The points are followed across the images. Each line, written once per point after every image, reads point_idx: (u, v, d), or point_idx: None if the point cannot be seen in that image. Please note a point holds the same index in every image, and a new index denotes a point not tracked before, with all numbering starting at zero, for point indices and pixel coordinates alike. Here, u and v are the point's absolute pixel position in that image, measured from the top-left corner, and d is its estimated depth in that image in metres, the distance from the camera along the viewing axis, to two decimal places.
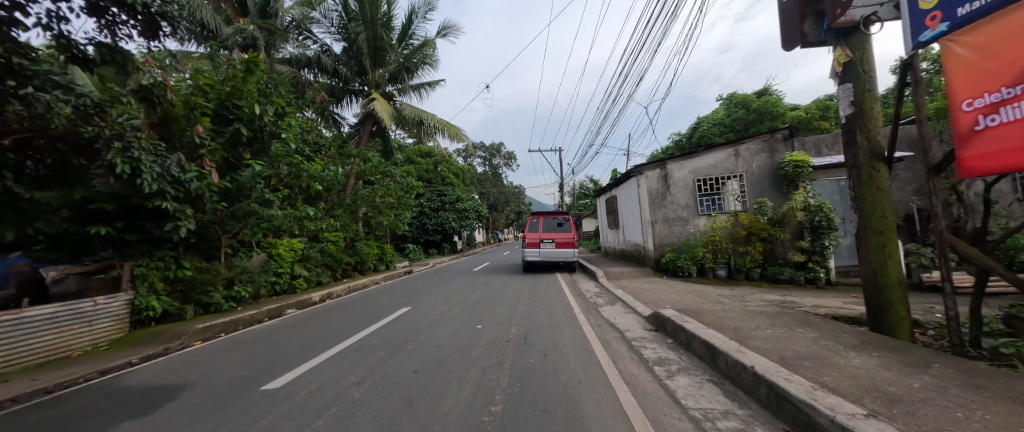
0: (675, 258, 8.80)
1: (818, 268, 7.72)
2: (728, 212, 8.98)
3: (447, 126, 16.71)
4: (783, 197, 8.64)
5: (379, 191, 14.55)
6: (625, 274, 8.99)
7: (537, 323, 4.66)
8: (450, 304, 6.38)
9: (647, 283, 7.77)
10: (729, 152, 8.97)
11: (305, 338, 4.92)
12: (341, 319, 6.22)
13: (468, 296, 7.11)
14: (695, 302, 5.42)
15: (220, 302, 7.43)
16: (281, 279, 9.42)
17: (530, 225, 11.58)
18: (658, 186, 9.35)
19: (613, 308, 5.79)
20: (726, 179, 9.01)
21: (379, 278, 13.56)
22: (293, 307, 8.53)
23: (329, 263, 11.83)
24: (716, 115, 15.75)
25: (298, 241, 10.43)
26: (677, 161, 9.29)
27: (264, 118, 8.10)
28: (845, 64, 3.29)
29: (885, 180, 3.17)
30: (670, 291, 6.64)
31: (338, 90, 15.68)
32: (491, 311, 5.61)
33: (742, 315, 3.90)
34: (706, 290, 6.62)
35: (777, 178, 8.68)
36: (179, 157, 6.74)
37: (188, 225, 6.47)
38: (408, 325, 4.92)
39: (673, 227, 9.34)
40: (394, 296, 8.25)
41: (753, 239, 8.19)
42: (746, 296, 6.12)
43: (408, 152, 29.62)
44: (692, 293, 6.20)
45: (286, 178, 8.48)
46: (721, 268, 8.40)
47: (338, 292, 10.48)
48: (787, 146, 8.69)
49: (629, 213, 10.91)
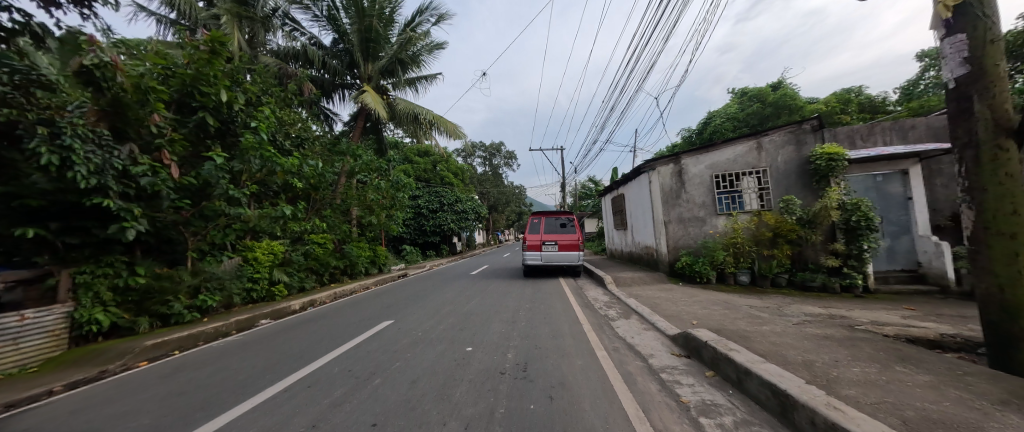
0: (692, 263, 7.93)
1: (855, 273, 6.92)
2: (749, 211, 8.12)
3: (444, 121, 15.84)
4: (812, 194, 7.77)
5: (370, 191, 13.66)
6: (637, 280, 8.09)
7: (540, 346, 3.79)
8: (440, 317, 5.53)
9: (662, 291, 6.91)
10: (751, 145, 8.10)
11: (260, 362, 4.08)
12: (312, 334, 5.39)
13: (460, 307, 6.25)
14: (727, 318, 4.54)
15: (182, 313, 6.58)
16: (257, 286, 8.56)
17: (531, 226, 10.74)
18: (672, 183, 8.49)
19: (628, 323, 4.92)
20: (747, 175, 8.14)
21: (369, 283, 12.67)
22: (268, 317, 7.69)
23: (315, 267, 10.95)
24: (728, 109, 14.85)
25: (279, 244, 9.57)
26: (693, 155, 8.40)
27: (233, 106, 7.28)
28: (956, 7, 2.46)
29: (1018, 163, 2.31)
30: (692, 302, 5.76)
31: (326, 83, 14.90)
32: (486, 327, 4.74)
33: (802, 340, 3.03)
34: (733, 300, 5.74)
35: (806, 173, 7.80)
36: (131, 148, 5.90)
37: (137, 226, 5.59)
38: (384, 347, 4.07)
39: (689, 227, 8.43)
40: (382, 305, 7.41)
41: (779, 241, 7.39)
42: (781, 308, 5.25)
43: (405, 152, 28.77)
44: (718, 305, 5.33)
45: (259, 173, 7.57)
46: (743, 273, 7.60)
47: (322, 299, 9.64)
48: (815, 137, 7.81)
49: (638, 213, 10.03)
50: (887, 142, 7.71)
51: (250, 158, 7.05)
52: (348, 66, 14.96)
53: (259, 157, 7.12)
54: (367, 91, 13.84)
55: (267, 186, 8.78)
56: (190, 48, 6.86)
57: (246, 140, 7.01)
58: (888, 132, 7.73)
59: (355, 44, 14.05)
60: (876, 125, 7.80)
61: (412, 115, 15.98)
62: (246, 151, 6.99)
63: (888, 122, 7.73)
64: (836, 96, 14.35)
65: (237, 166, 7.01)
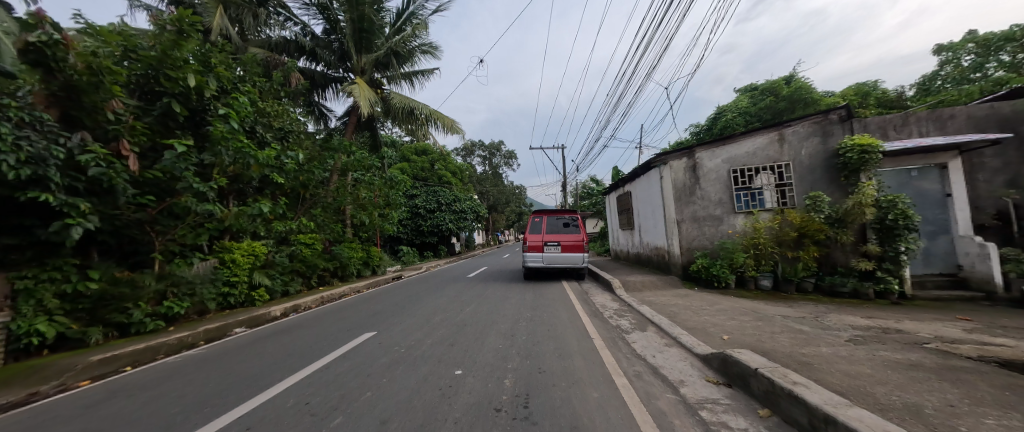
0: (708, 266, 7.22)
1: (890, 277, 6.25)
2: (770, 209, 7.42)
3: (442, 116, 15.15)
4: (839, 190, 7.10)
5: (363, 189, 12.96)
6: (648, 284, 7.40)
7: (543, 371, 3.11)
8: (429, 328, 4.86)
9: (678, 297, 6.23)
10: (772, 137, 7.44)
11: (207, 389, 3.39)
12: (282, 349, 4.71)
13: (453, 316, 5.56)
14: (766, 333, 3.85)
15: (143, 322, 5.88)
16: (235, 290, 7.86)
17: (532, 226, 10.06)
18: (685, 179, 7.81)
19: (645, 336, 4.24)
20: (768, 169, 7.46)
21: (361, 286, 11.97)
22: (242, 326, 6.97)
23: (301, 270, 10.23)
24: (738, 104, 14.18)
25: (261, 245, 8.89)
26: (708, 149, 7.71)
27: (204, 92, 6.63)
28: None
29: None
30: (715, 310, 5.07)
31: (316, 75, 14.22)
32: (480, 343, 4.06)
33: (885, 370, 2.33)
34: (762, 309, 5.05)
35: (833, 167, 7.13)
36: (83, 136, 5.25)
37: (84, 224, 4.94)
38: (356, 371, 3.38)
39: (705, 227, 7.74)
40: (368, 312, 6.73)
41: (805, 241, 6.73)
42: (820, 319, 4.56)
43: (402, 150, 28.08)
44: (748, 315, 4.65)
45: (231, 167, 6.82)
46: (765, 277, 6.91)
47: (307, 305, 8.95)
48: (844, 128, 7.13)
49: (647, 211, 9.35)
50: (924, 133, 7.02)
51: (222, 149, 6.36)
52: (341, 59, 14.27)
53: (231, 148, 6.42)
54: (358, 83, 13.19)
55: (247, 182, 8.12)
56: (156, 28, 6.24)
57: (216, 128, 6.33)
58: (924, 122, 7.04)
59: (347, 35, 13.40)
60: (911, 114, 7.09)
61: (408, 110, 15.28)
62: (216, 141, 6.30)
63: (924, 111, 7.05)
64: (852, 90, 13.71)
65: (207, 158, 6.33)
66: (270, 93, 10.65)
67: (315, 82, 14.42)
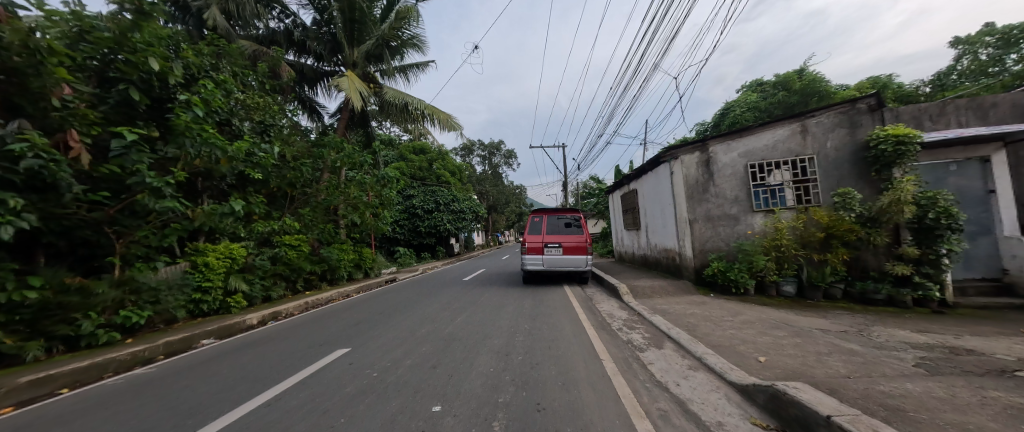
0: (724, 270, 6.53)
1: (929, 284, 5.63)
2: (792, 207, 6.74)
3: (437, 112, 14.50)
4: (869, 186, 6.46)
5: (354, 188, 12.23)
6: (658, 290, 6.73)
7: (542, 410, 2.44)
8: (411, 343, 4.21)
9: (694, 305, 5.59)
10: (794, 128, 6.78)
11: (129, 427, 2.75)
12: (240, 369, 4.05)
13: (442, 327, 4.92)
14: (811, 355, 3.19)
15: (94, 333, 5.23)
16: (207, 297, 7.22)
17: (532, 226, 9.41)
18: (697, 174, 7.16)
19: (663, 356, 3.58)
20: (790, 164, 6.79)
21: (350, 290, 11.30)
22: (211, 337, 6.32)
23: (284, 273, 9.57)
24: (747, 99, 13.52)
25: (240, 247, 8.25)
26: (723, 141, 7.05)
27: (168, 79, 5.99)
28: None
29: None
30: (741, 322, 4.41)
31: (307, 69, 13.64)
32: (466, 365, 3.40)
33: (1018, 426, 1.67)
34: (795, 322, 4.40)
35: (861, 161, 6.49)
36: (20, 124, 4.61)
37: (19, 223, 4.32)
38: (311, 406, 2.72)
39: (719, 227, 7.07)
40: (350, 321, 6.09)
41: (833, 243, 6.08)
42: (866, 335, 3.90)
43: (399, 149, 27.49)
44: (781, 329, 3.99)
45: (199, 161, 6.16)
46: (788, 282, 6.26)
47: (289, 311, 8.31)
48: (873, 118, 6.48)
49: (655, 210, 8.69)
50: (963, 123, 6.36)
51: (185, 140, 5.71)
52: (333, 52, 13.70)
53: (197, 139, 5.76)
54: (347, 75, 12.58)
55: (221, 179, 7.47)
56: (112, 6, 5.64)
57: (179, 117, 5.68)
58: (963, 111, 6.39)
59: (339, 26, 12.87)
60: (948, 102, 6.44)
61: (403, 105, 14.57)
62: (180, 131, 5.65)
63: (964, 99, 6.39)
64: (869, 84, 13.01)
65: (171, 151, 5.70)
66: (251, 85, 10.04)
67: (305, 76, 13.87)
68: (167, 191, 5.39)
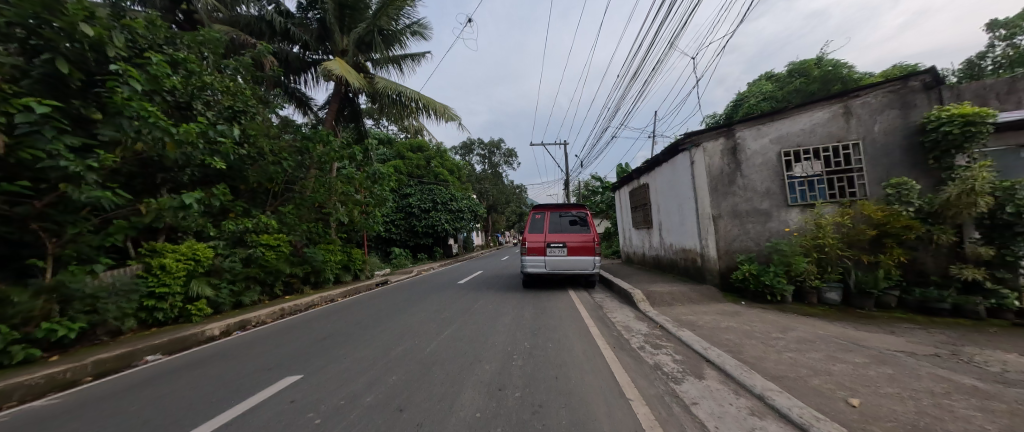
0: (757, 274, 5.62)
1: (1006, 290, 4.72)
2: (833, 201, 5.82)
3: (433, 102, 13.60)
4: (926, 176, 5.55)
5: (340, 183, 11.18)
6: (679, 297, 5.82)
7: None
8: (380, 369, 3.31)
9: (727, 316, 4.68)
10: (836, 110, 5.89)
11: None
12: (158, 406, 3.14)
13: (423, 346, 4.02)
14: (923, 397, 2.28)
15: (8, 349, 4.29)
16: (162, 304, 6.33)
17: (532, 225, 8.53)
18: (723, 164, 6.27)
19: (710, 392, 2.65)
20: (830, 151, 5.89)
21: (335, 294, 10.37)
22: (157, 353, 5.37)
23: (258, 277, 8.67)
24: (763, 88, 12.62)
25: (206, 247, 7.38)
26: (753, 125, 6.15)
27: (106, 49, 5.05)
28: None
29: None
30: (797, 341, 3.50)
31: (291, 57, 12.77)
32: (445, 407, 2.49)
33: None
34: (865, 341, 3.49)
35: (915, 147, 5.61)
36: None
37: None
38: None
39: (748, 224, 6.16)
40: (319, 333, 5.18)
41: (887, 242, 5.18)
42: (970, 361, 2.99)
43: (396, 147, 26.57)
44: (857, 354, 3.07)
45: (142, 146, 5.21)
46: (833, 289, 5.36)
47: (260, 319, 7.42)
48: (929, 97, 5.60)
49: (671, 206, 7.81)
50: None
51: (123, 120, 4.80)
52: (321, 39, 12.90)
53: (136, 120, 4.81)
54: (335, 60, 11.67)
55: (179, 169, 6.56)
56: None
57: (113, 93, 4.76)
58: None
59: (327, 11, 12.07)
60: (1019, 78, 5.53)
61: (394, 96, 13.64)
62: (115, 109, 4.74)
63: None
64: (898, 71, 12.04)
65: (105, 134, 4.79)
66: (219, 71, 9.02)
67: (291, 65, 12.98)
68: (91, 177, 4.49)
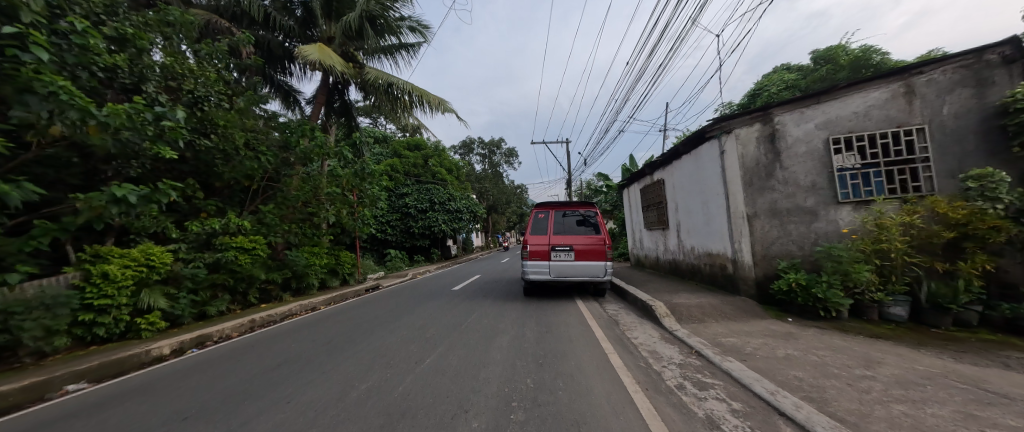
0: (804, 285, 4.69)
1: None
2: (895, 197, 4.87)
3: (427, 94, 12.67)
4: (1010, 167, 4.60)
5: (326, 182, 10.23)
6: (710, 311, 4.88)
7: None
8: (325, 427, 2.37)
9: (780, 340, 3.73)
10: (896, 89, 4.97)
11: None
12: None
13: (395, 383, 3.09)
14: None
15: None
16: (103, 318, 5.43)
17: (534, 225, 7.60)
18: (758, 154, 5.36)
19: None
20: (889, 137, 4.96)
21: (318, 301, 9.45)
22: (77, 381, 4.37)
23: (227, 284, 7.76)
24: (784, 78, 11.69)
25: (165, 251, 6.50)
26: (796, 108, 5.22)
27: (20, 13, 4.05)
28: None
29: None
30: (898, 384, 2.57)
31: (274, 44, 11.85)
32: None
33: None
34: (993, 385, 2.54)
35: (994, 132, 4.68)
36: None
37: None
38: None
39: (788, 225, 5.24)
40: (277, 358, 4.26)
41: (969, 246, 4.24)
42: None
43: (393, 145, 25.71)
44: (1005, 411, 2.13)
45: (62, 131, 4.29)
46: (899, 303, 4.42)
47: (225, 333, 6.50)
48: (1011, 73, 4.67)
49: (693, 204, 6.88)
50: None
51: (31, 97, 3.87)
52: (306, 26, 12.00)
53: (49, 97, 3.90)
54: (319, 47, 10.75)
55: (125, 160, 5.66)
56: None
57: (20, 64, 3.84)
58: None
59: None
60: None
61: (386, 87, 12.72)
62: (22, 84, 3.84)
63: None
64: None
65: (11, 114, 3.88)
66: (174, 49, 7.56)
67: (274, 53, 12.08)
68: None
